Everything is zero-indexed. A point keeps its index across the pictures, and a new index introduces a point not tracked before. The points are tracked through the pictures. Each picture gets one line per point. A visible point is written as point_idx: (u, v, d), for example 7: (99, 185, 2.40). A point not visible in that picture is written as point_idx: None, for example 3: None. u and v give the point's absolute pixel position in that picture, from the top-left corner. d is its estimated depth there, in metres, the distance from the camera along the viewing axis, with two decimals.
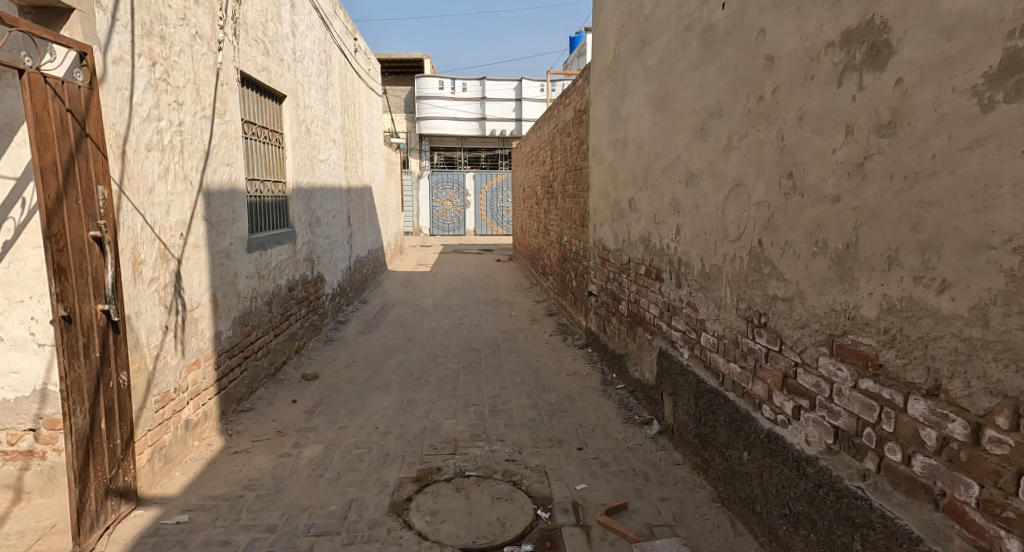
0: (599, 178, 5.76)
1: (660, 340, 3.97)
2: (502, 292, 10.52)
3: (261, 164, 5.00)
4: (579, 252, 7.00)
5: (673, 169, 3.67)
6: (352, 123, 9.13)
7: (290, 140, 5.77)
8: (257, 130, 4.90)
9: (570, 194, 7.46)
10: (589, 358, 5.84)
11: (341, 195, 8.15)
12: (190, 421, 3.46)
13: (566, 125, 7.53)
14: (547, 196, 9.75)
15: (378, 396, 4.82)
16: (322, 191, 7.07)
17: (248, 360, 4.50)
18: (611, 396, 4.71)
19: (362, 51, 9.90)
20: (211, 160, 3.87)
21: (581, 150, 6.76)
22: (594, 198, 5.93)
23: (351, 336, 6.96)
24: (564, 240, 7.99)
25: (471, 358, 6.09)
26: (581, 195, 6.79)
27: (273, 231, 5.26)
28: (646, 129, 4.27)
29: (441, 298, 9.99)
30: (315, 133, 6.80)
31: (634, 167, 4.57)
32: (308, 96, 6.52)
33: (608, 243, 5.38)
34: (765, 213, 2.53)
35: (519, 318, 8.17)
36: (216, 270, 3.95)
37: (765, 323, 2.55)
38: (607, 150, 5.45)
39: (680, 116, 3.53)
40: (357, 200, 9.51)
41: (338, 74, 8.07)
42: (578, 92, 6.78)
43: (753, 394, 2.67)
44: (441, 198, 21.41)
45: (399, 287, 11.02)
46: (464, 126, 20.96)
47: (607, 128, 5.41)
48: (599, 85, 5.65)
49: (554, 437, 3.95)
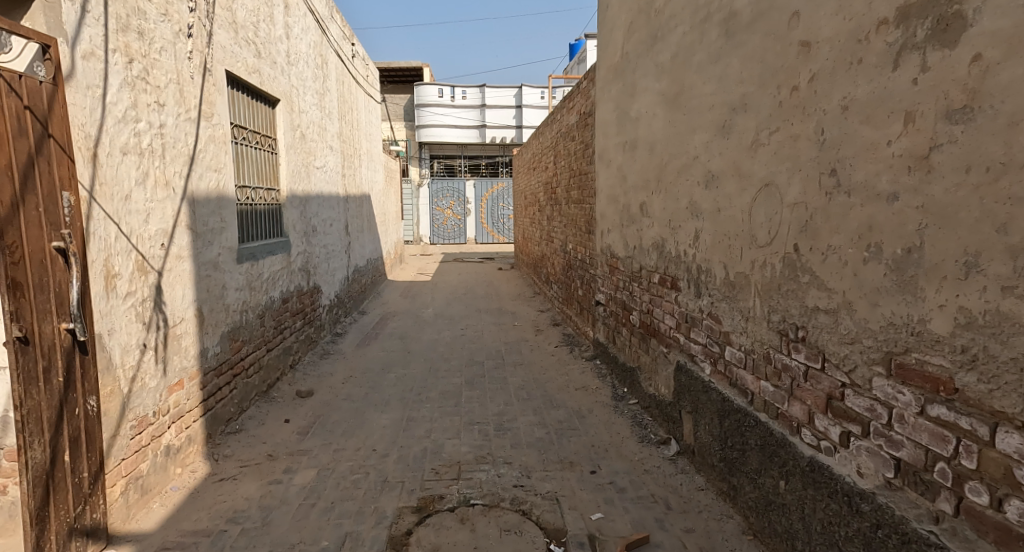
0: (607, 183, 5.51)
1: (678, 354, 3.71)
2: (504, 302, 10.27)
3: (252, 171, 4.76)
4: (585, 259, 6.75)
5: (690, 170, 3.43)
6: (349, 130, 8.92)
7: (284, 146, 5.55)
8: (248, 135, 4.67)
9: (574, 200, 7.23)
10: (598, 371, 5.57)
11: (338, 203, 7.92)
12: (172, 447, 3.19)
13: (570, 130, 7.31)
14: (549, 203, 9.52)
15: (377, 414, 4.56)
16: (318, 198, 6.84)
17: (238, 378, 4.23)
18: (623, 412, 4.44)
19: (359, 56, 9.71)
20: (196, 166, 3.63)
21: (586, 155, 6.53)
22: (602, 203, 5.68)
23: (349, 349, 6.69)
24: (569, 248, 7.76)
25: (474, 371, 5.83)
26: (587, 201, 6.56)
27: (266, 241, 5.02)
28: (658, 129, 4.03)
29: (443, 308, 9.73)
30: (311, 139, 6.58)
31: (645, 169, 4.32)
32: (304, 100, 6.30)
33: (617, 250, 5.13)
34: (801, 215, 2.29)
35: (523, 329, 7.91)
36: (202, 282, 3.70)
37: (804, 338, 2.29)
38: (615, 153, 5.20)
39: (698, 113, 3.29)
40: (355, 208, 9.28)
41: (335, 79, 7.86)
42: (583, 95, 6.57)
43: (789, 416, 2.40)
44: (441, 206, 21.22)
45: (399, 297, 10.77)
46: (464, 134, 20.75)
47: (616, 130, 5.17)
48: (606, 86, 5.42)
49: (564, 458, 3.68)
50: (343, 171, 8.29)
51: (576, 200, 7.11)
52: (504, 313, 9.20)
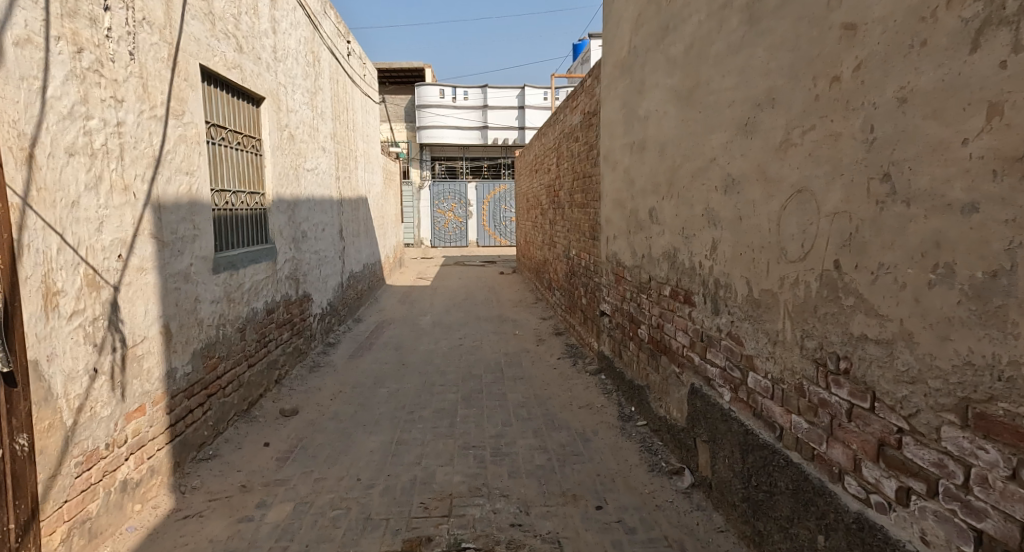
0: (612, 188, 5.19)
1: (691, 376, 3.37)
2: (505, 308, 9.93)
3: (232, 173, 4.49)
4: (589, 267, 6.42)
5: (706, 173, 3.10)
6: (345, 131, 8.61)
7: (269, 147, 5.25)
8: (227, 135, 4.38)
9: (578, 204, 6.91)
10: (603, 387, 5.24)
11: (331, 207, 7.61)
12: (129, 482, 2.87)
13: (573, 130, 6.99)
14: (552, 206, 9.19)
15: (365, 435, 4.24)
16: (308, 202, 6.53)
17: (213, 399, 3.90)
18: (630, 435, 4.10)
19: (355, 54, 9.41)
20: (163, 168, 3.32)
21: (590, 155, 6.21)
22: (606, 209, 5.35)
23: (340, 362, 6.37)
24: (572, 253, 7.44)
25: (471, 386, 5.50)
26: (591, 205, 6.24)
27: (246, 248, 4.72)
28: (669, 128, 3.70)
29: (441, 315, 9.40)
30: (301, 141, 6.28)
31: (654, 172, 4.00)
32: (293, 99, 6.00)
33: (623, 258, 4.80)
34: (844, 226, 1.95)
35: (525, 338, 7.57)
36: (170, 296, 3.39)
37: (847, 371, 1.95)
38: (621, 155, 4.88)
39: (716, 110, 2.96)
40: (350, 212, 8.97)
41: (329, 77, 7.58)
42: (586, 93, 6.25)
43: (827, 459, 2.07)
44: (442, 209, 20.92)
45: (397, 304, 10.44)
46: (466, 135, 20.45)
47: (622, 130, 4.84)
48: (611, 83, 5.10)
49: (567, 491, 3.34)
50: (336, 173, 7.98)
51: (580, 204, 6.80)
52: (504, 321, 8.87)
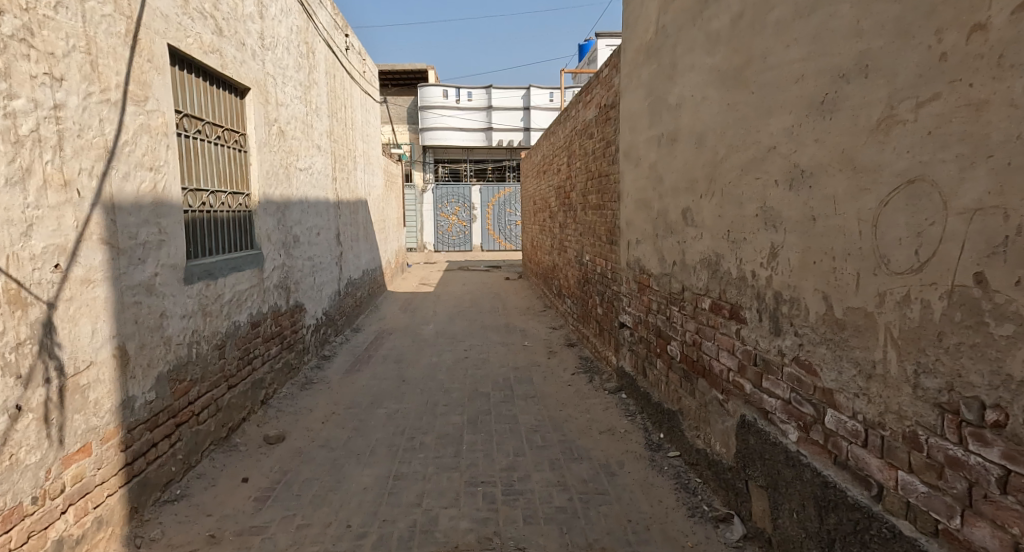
0: (635, 188, 4.68)
1: (741, 407, 2.86)
2: (512, 317, 9.41)
3: (209, 171, 4.01)
4: (606, 273, 5.92)
5: (762, 165, 2.60)
6: (342, 130, 8.13)
7: (255, 143, 4.79)
8: (202, 128, 3.91)
9: (592, 206, 6.42)
10: (625, 408, 4.72)
11: (326, 210, 7.13)
12: (66, 540, 2.39)
13: (588, 126, 6.50)
14: (562, 209, 8.70)
15: (359, 468, 3.73)
16: (299, 204, 6.04)
17: (183, 429, 3.40)
18: (662, 468, 3.57)
19: (354, 50, 8.95)
20: (119, 162, 2.83)
21: (607, 153, 5.71)
22: (629, 211, 4.85)
23: (335, 379, 5.86)
24: (585, 259, 6.95)
25: (478, 407, 5.00)
26: (608, 206, 5.73)
27: (227, 255, 4.23)
28: (709, 115, 3.20)
29: (445, 324, 8.91)
30: (292, 138, 5.80)
31: (689, 168, 3.49)
32: (283, 92, 5.53)
33: (649, 264, 4.30)
34: (996, 227, 1.47)
35: (535, 351, 7.05)
36: (128, 312, 2.89)
37: (1000, 427, 1.47)
38: (646, 151, 4.37)
39: (776, 88, 2.46)
40: (349, 215, 8.51)
41: (324, 71, 7.11)
42: (603, 84, 5.76)
43: (962, 539, 1.59)
44: (446, 213, 20.45)
45: (398, 312, 9.94)
46: (469, 137, 19.98)
47: (646, 122, 4.34)
48: (634, 70, 4.60)
49: (594, 543, 2.82)
50: (333, 174, 7.50)
51: (595, 205, 6.30)
52: (512, 330, 8.37)
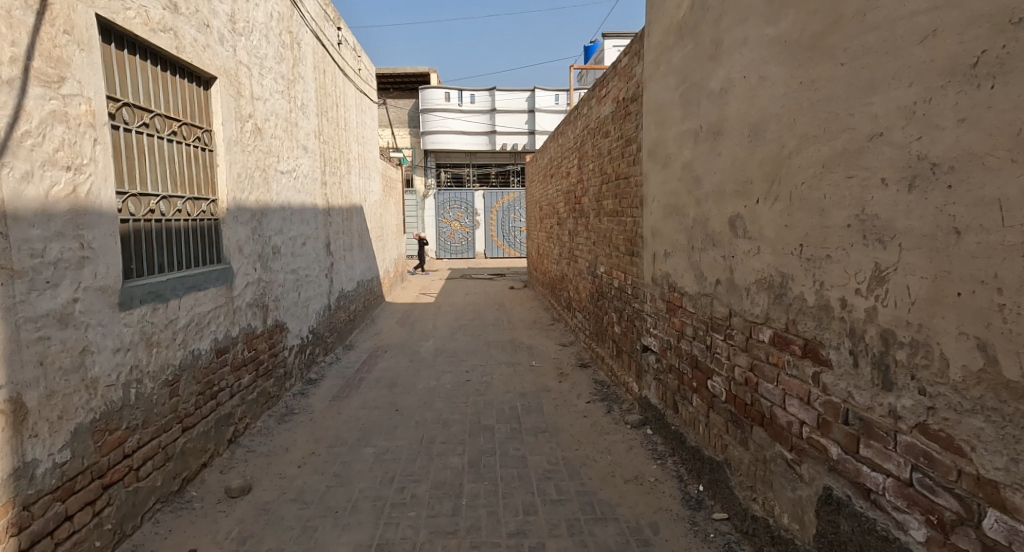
0: (664, 192, 4.04)
1: (823, 475, 2.19)
2: (517, 332, 8.75)
3: (157, 172, 3.39)
4: (624, 288, 5.28)
5: (856, 160, 1.95)
6: (333, 131, 7.55)
7: (224, 141, 4.20)
8: (149, 120, 3.29)
9: (608, 212, 5.80)
10: (652, 449, 4.06)
11: (313, 218, 6.52)
12: None
13: (603, 123, 5.89)
14: (572, 215, 8.08)
15: (334, 531, 3.08)
16: (281, 212, 5.45)
17: (114, 490, 2.76)
18: (708, 537, 2.90)
19: (348, 45, 8.38)
20: (12, 158, 2.25)
21: (627, 153, 5.09)
22: (657, 218, 4.21)
23: (320, 409, 5.22)
24: (600, 271, 6.31)
25: (479, 445, 4.36)
26: (628, 213, 5.11)
27: (184, 272, 3.60)
28: (767, 100, 2.57)
29: (445, 341, 8.27)
30: (271, 138, 5.21)
31: (739, 166, 2.85)
32: (261, 85, 4.95)
33: (685, 282, 3.65)
34: None
35: (544, 374, 6.39)
36: (27, 351, 2.27)
37: None
38: (678, 148, 3.74)
39: (881, 54, 1.82)
40: (340, 222, 7.92)
41: (311, 66, 6.53)
42: (622, 76, 5.15)
43: None
44: (448, 219, 19.76)
45: (395, 326, 9.29)
46: (472, 141, 19.42)
47: (678, 114, 3.71)
48: (661, 55, 3.98)
49: None
50: (321, 178, 6.90)
51: (611, 212, 5.69)
52: (518, 348, 7.71)
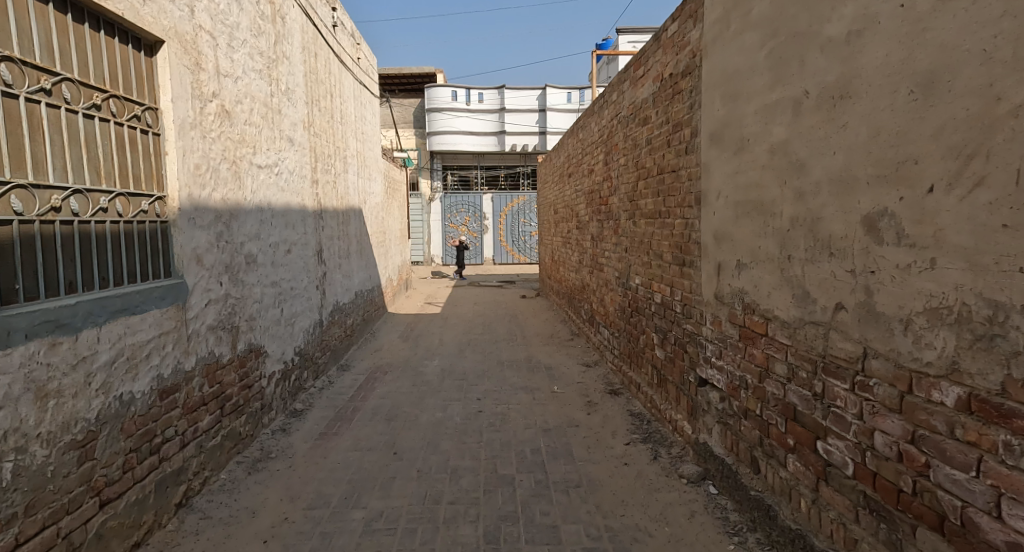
0: (740, 185, 3.14)
1: None
2: (534, 349, 7.84)
3: (68, 157, 2.53)
4: (672, 305, 4.38)
5: None
6: (324, 122, 6.68)
7: (177, 122, 3.34)
8: (51, 86, 2.43)
9: (648, 213, 4.91)
10: (724, 519, 3.14)
11: (299, 221, 5.66)
12: None
13: (642, 109, 5.02)
14: (596, 217, 7.19)
15: None
16: (258, 213, 4.59)
17: None
18: None
19: (344, 29, 7.58)
20: None
21: (675, 140, 4.21)
22: (728, 219, 3.31)
23: (303, 451, 4.34)
24: (636, 282, 5.41)
25: (496, 505, 3.48)
26: (677, 213, 4.22)
27: (113, 293, 2.73)
28: (954, 32, 1.70)
29: (453, 359, 7.39)
30: (244, 124, 4.35)
31: (890, 139, 1.96)
32: (231, 60, 4.11)
33: (777, 303, 2.76)
34: None
35: (570, 404, 5.48)
36: None
37: None
38: (762, 127, 2.85)
39: None
40: (335, 226, 7.07)
41: (298, 46, 5.70)
42: (669, 48, 4.28)
43: None
44: (454, 223, 19.00)
45: (397, 342, 8.40)
46: (480, 142, 18.56)
47: (764, 81, 2.83)
48: (736, 9, 3.11)
49: None
50: (311, 175, 6.05)
51: (653, 213, 4.81)
52: (535, 369, 6.82)
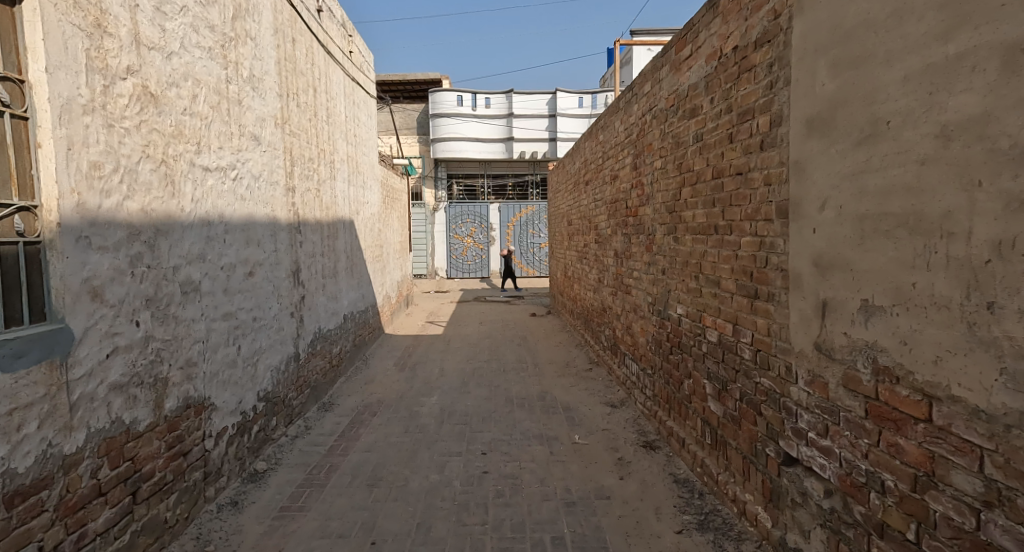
0: (873, 190, 2.13)
1: None
2: (548, 382, 6.80)
3: None
4: (739, 350, 3.35)
5: None
6: (303, 120, 5.72)
7: (60, 101, 2.38)
8: None
9: (701, 227, 3.89)
10: None
11: (267, 237, 4.68)
12: None
13: (690, 96, 4.04)
14: (621, 230, 6.18)
15: None
16: (205, 227, 3.63)
17: None
18: None
19: (330, 15, 6.66)
20: None
21: (744, 133, 3.22)
22: (848, 241, 2.28)
23: (254, 537, 3.33)
24: (679, 312, 4.39)
25: None
26: (748, 228, 3.21)
27: None
28: None
29: (454, 395, 6.38)
30: (183, 114, 3.38)
31: None
32: (161, 28, 3.16)
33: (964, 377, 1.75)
34: None
35: (596, 464, 4.44)
36: None
37: None
38: (924, 102, 1.86)
39: None
40: (317, 242, 6.10)
41: (267, 26, 4.77)
42: (732, 14, 3.31)
43: None
44: (460, 234, 18.16)
45: (392, 372, 7.36)
46: (487, 149, 17.58)
47: (925, 30, 1.84)
48: None
49: None
50: (284, 181, 5.09)
51: (705, 228, 3.82)
52: (551, 410, 5.78)
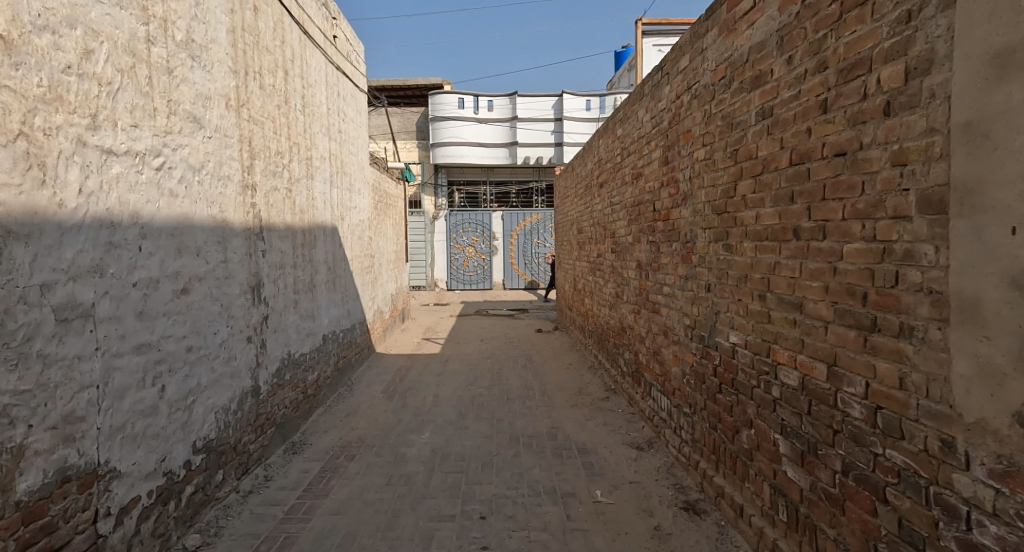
0: None
1: None
2: (559, 415, 5.81)
3: None
4: (841, 404, 2.37)
5: None
6: (268, 106, 4.79)
7: None
8: None
9: (771, 230, 2.92)
10: None
11: (213, 244, 3.74)
12: None
13: (753, 61, 3.09)
14: (647, 236, 5.22)
15: None
16: (107, 229, 2.68)
17: None
18: None
19: None
20: None
21: (847, 97, 2.27)
22: None
23: None
24: (734, 340, 3.41)
25: None
26: (854, 229, 2.24)
27: None
28: None
29: (449, 432, 5.39)
30: (63, 72, 2.46)
31: None
32: None
33: None
34: None
35: (628, 536, 3.45)
36: None
37: None
38: None
39: None
40: (287, 251, 5.15)
41: None
42: None
43: None
44: (460, 243, 17.26)
45: (378, 401, 6.37)
46: (489, 154, 16.68)
47: None
48: None
49: None
50: (239, 177, 4.15)
51: (776, 232, 2.86)
52: (564, 454, 4.78)
